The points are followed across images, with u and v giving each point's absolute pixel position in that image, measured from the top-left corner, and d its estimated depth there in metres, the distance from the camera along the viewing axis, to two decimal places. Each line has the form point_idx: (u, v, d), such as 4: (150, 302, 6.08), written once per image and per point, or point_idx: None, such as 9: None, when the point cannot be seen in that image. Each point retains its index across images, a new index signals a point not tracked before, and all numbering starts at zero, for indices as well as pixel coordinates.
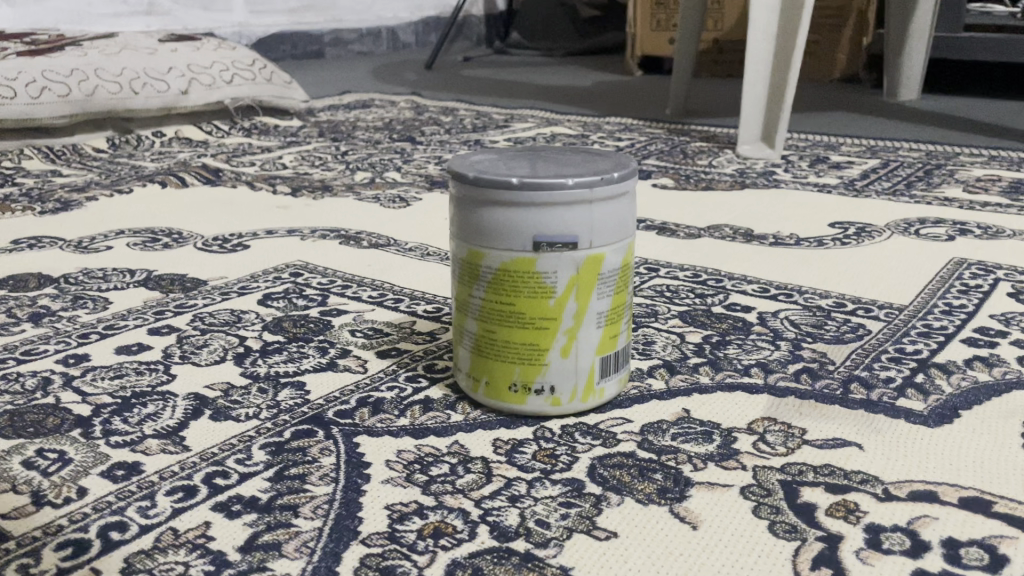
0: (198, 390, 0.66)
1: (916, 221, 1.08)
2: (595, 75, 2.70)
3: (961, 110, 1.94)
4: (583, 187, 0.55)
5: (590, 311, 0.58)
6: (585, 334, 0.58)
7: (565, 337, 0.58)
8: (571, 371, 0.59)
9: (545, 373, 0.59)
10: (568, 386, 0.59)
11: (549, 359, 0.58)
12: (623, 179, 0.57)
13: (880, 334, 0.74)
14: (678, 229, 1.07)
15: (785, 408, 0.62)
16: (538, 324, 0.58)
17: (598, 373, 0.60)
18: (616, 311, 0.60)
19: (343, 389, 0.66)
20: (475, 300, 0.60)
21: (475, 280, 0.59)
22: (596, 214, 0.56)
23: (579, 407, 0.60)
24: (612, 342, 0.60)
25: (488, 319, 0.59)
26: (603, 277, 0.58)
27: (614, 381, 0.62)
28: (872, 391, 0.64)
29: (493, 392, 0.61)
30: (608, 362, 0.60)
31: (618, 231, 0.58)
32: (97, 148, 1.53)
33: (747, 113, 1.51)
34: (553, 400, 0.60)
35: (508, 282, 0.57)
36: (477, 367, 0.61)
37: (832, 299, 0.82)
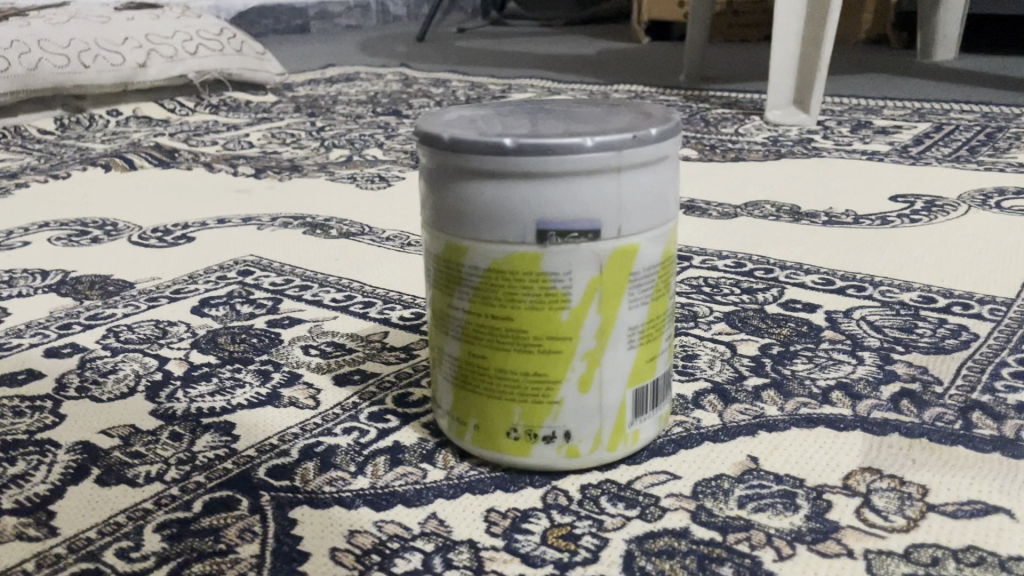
0: (90, 439, 0.49)
1: (995, 191, 0.90)
2: (600, 44, 2.51)
3: (1008, 69, 1.75)
4: (606, 149, 0.38)
5: (619, 326, 0.41)
6: (612, 358, 0.41)
7: (583, 364, 0.41)
8: (592, 412, 0.42)
9: (558, 415, 0.42)
10: (588, 431, 0.42)
11: (562, 395, 0.41)
12: (663, 138, 0.40)
13: (992, 340, 0.57)
14: (709, 207, 0.89)
15: (889, 454, 0.45)
16: (545, 346, 0.40)
17: (632, 413, 0.43)
18: (654, 328, 0.43)
19: (285, 433, 0.49)
20: (457, 313, 0.42)
21: (455, 284, 0.42)
22: (628, 188, 0.39)
23: (605, 458, 0.43)
24: (649, 368, 0.43)
25: (474, 339, 0.42)
26: (637, 277, 0.41)
27: (651, 420, 0.44)
28: (1003, 423, 0.47)
29: (483, 438, 0.43)
30: (644, 399, 0.43)
31: (657, 215, 0.41)
32: (43, 129, 1.36)
33: (776, 73, 1.33)
34: (569, 451, 0.43)
35: (503, 287, 0.40)
36: (462, 404, 0.44)
37: (917, 293, 0.65)
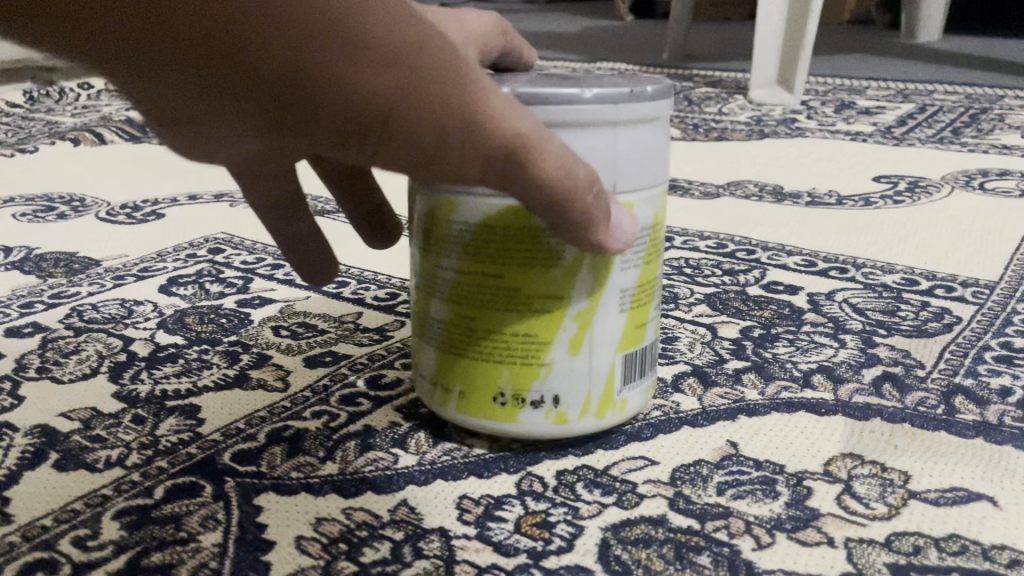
0: (49, 422, 0.47)
1: (978, 173, 0.89)
2: (583, 21, 2.48)
3: (991, 51, 1.74)
4: (604, 102, 0.36)
5: (611, 287, 0.40)
6: (603, 320, 0.40)
7: (574, 326, 0.40)
8: (583, 375, 0.40)
9: (547, 376, 0.40)
10: (578, 396, 0.41)
11: (553, 355, 0.40)
12: (659, 98, 0.39)
13: (975, 324, 0.56)
14: (692, 187, 0.88)
15: (870, 440, 0.44)
16: (536, 303, 0.39)
17: (622, 380, 0.42)
18: (645, 293, 0.41)
19: (253, 417, 0.47)
20: (445, 271, 0.41)
21: (444, 241, 0.40)
22: (623, 143, 0.38)
23: (593, 427, 0.42)
24: (639, 334, 0.42)
25: (462, 297, 0.40)
26: None
27: (638, 391, 0.43)
28: (987, 408, 0.46)
29: (468, 403, 0.42)
30: (633, 366, 0.42)
31: (650, 175, 0.39)
32: (12, 103, 1.32)
33: (760, 53, 1.32)
34: (557, 417, 0.41)
35: (494, 243, 0.39)
36: (446, 368, 0.42)
37: (899, 275, 0.64)
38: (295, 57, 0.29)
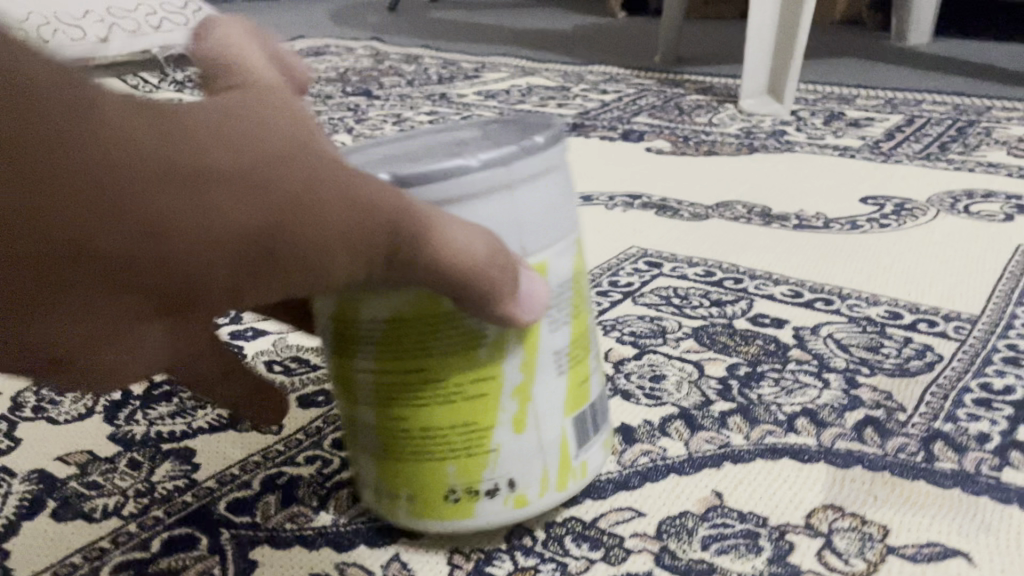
0: (46, 467, 0.48)
1: (963, 194, 0.90)
2: (574, 19, 2.48)
3: (980, 55, 1.75)
4: (494, 165, 0.36)
5: (542, 352, 0.39)
6: (541, 389, 0.39)
7: (513, 402, 0.39)
8: (535, 450, 0.40)
9: (496, 465, 0.39)
10: (534, 475, 0.40)
11: (499, 440, 0.39)
12: (547, 147, 0.38)
13: (956, 363, 0.57)
14: (681, 207, 0.89)
15: (851, 490, 0.45)
16: (473, 391, 0.38)
17: (575, 441, 0.41)
18: (581, 348, 0.41)
19: (247, 462, 0.48)
20: (364, 373, 0.39)
21: (357, 344, 0.39)
22: (522, 204, 0.37)
23: (557, 499, 0.41)
24: (584, 392, 0.42)
25: (390, 398, 0.39)
26: (553, 296, 0.39)
27: (594, 447, 0.43)
28: (965, 456, 0.47)
29: (418, 508, 0.40)
30: (584, 423, 0.42)
31: (556, 219, 0.39)
32: None
33: (750, 63, 1.33)
34: (516, 500, 0.40)
35: (414, 337, 0.37)
36: (392, 475, 0.40)
37: (884, 308, 0.65)
38: (252, 219, 0.26)
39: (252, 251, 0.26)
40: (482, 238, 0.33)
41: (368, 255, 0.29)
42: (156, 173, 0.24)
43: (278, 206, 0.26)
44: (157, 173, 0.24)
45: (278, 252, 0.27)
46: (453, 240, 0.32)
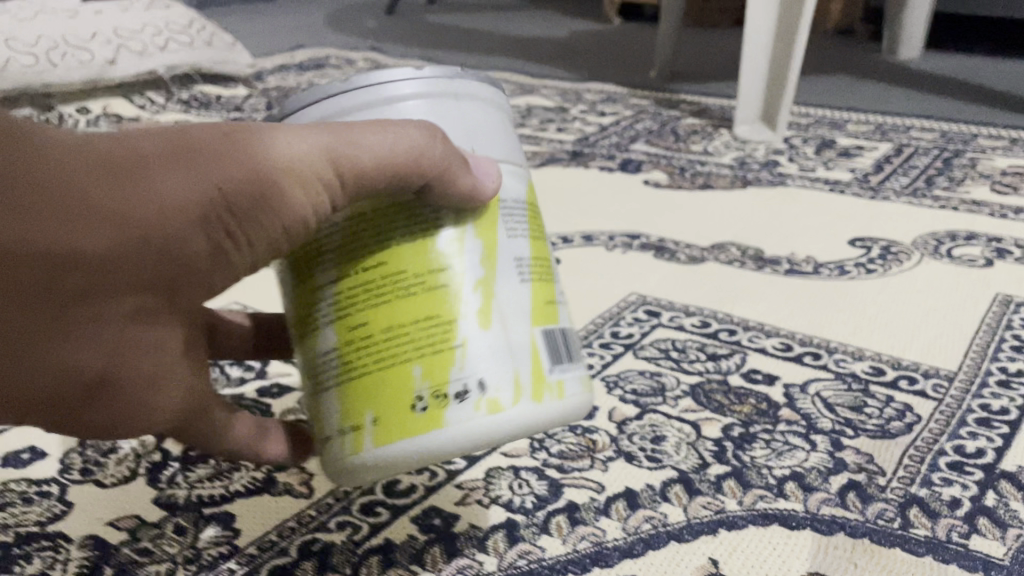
0: (99, 533, 0.52)
1: (946, 236, 0.95)
2: (571, 25, 2.51)
3: (968, 73, 1.79)
4: (438, 76, 0.44)
5: (501, 255, 0.43)
6: (503, 289, 0.43)
7: (476, 294, 0.42)
8: (502, 349, 0.42)
9: (462, 361, 0.41)
10: (503, 378, 0.42)
11: (463, 333, 0.41)
12: (489, 85, 0.46)
13: (932, 423, 0.62)
14: (679, 250, 0.93)
15: (834, 557, 0.50)
16: (431, 282, 0.42)
17: (548, 358, 0.44)
18: (543, 275, 0.45)
19: (283, 528, 0.53)
20: (325, 289, 0.43)
21: (319, 261, 0.43)
22: (466, 113, 0.44)
23: (532, 410, 0.42)
24: (551, 312, 0.45)
25: (355, 304, 0.42)
26: (508, 207, 0.45)
27: (570, 375, 0.45)
28: (938, 522, 0.52)
29: (387, 430, 0.41)
30: (554, 344, 0.44)
31: (504, 143, 0.46)
32: None
33: (745, 89, 1.38)
34: (488, 406, 0.41)
35: (372, 232, 0.42)
36: (357, 396, 0.42)
37: (868, 363, 0.70)
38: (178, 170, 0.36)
39: (208, 206, 0.36)
40: (415, 127, 0.40)
41: (316, 187, 0.39)
42: (100, 169, 0.35)
43: (208, 167, 0.37)
44: (100, 170, 0.35)
45: (230, 202, 0.37)
46: (375, 145, 0.39)
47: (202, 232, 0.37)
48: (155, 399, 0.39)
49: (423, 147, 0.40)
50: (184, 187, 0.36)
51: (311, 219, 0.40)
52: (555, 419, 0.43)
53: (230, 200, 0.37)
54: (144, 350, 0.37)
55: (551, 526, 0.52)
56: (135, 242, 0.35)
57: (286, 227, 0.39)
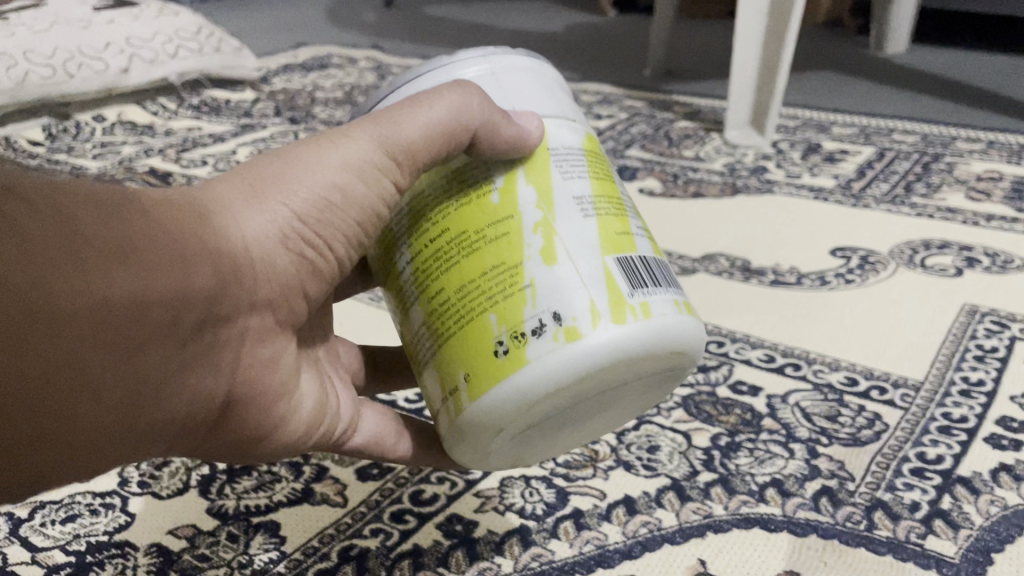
0: (161, 540, 0.59)
1: (921, 245, 1.02)
2: (566, 18, 2.55)
3: (952, 69, 1.85)
4: (474, 56, 0.52)
5: (557, 197, 0.48)
6: (565, 227, 0.47)
7: (538, 236, 0.47)
8: (572, 282, 0.46)
9: (534, 300, 0.45)
10: (579, 308, 0.45)
11: (530, 274, 0.46)
12: (529, 58, 0.54)
13: (898, 432, 0.69)
14: (671, 261, 1.00)
15: (807, 557, 0.57)
16: (494, 234, 0.47)
17: (624, 281, 0.47)
18: (609, 207, 0.50)
19: (323, 534, 0.60)
20: (407, 269, 0.50)
21: (400, 248, 0.51)
22: (503, 79, 0.52)
23: (616, 331, 0.45)
24: (620, 242, 0.48)
25: (436, 269, 0.48)
26: (558, 153, 0.50)
27: (649, 294, 0.47)
28: (898, 524, 0.59)
29: (479, 381, 0.46)
30: (629, 268, 0.48)
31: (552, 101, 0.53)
32: (33, 140, 1.38)
33: (736, 95, 1.44)
34: (567, 334, 0.45)
35: (439, 205, 0.49)
36: (451, 358, 0.47)
37: (843, 374, 0.77)
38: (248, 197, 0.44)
39: (288, 221, 0.44)
40: (447, 95, 0.47)
41: (373, 175, 0.46)
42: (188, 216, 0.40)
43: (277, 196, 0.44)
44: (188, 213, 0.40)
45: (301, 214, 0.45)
46: (417, 126, 0.47)
47: (285, 243, 0.44)
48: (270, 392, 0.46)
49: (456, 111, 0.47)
50: (264, 206, 0.44)
51: (374, 207, 0.47)
52: (646, 336, 0.46)
53: (303, 210, 0.45)
54: (255, 355, 0.44)
55: (559, 530, 0.60)
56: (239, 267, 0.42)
57: (356, 218, 0.47)
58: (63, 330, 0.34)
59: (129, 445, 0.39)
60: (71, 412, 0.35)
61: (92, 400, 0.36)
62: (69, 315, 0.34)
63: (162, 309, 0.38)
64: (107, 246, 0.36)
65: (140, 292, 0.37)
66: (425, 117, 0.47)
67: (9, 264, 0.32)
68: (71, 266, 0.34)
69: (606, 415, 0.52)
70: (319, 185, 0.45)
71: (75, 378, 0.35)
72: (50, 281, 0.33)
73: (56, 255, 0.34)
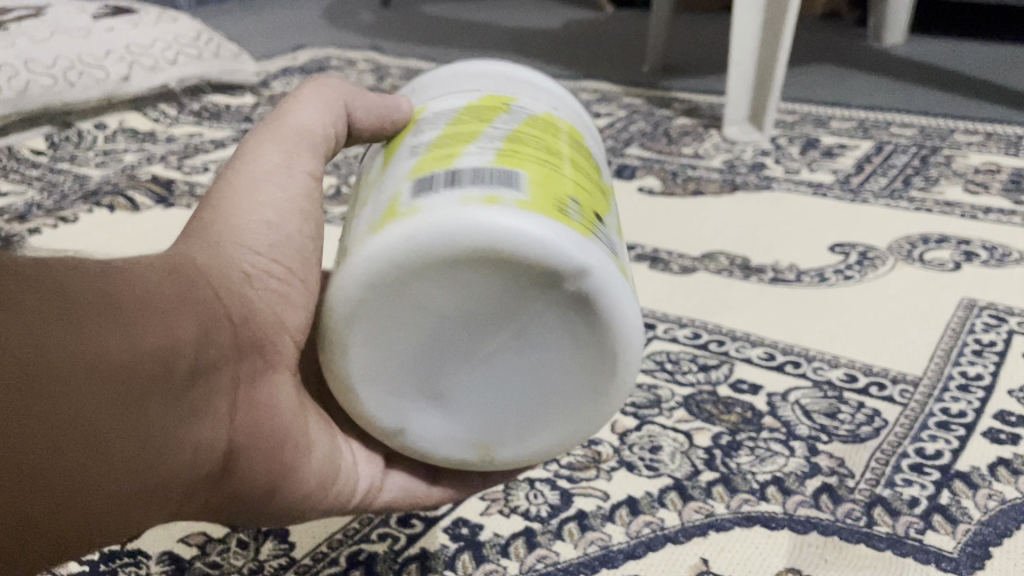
0: (172, 548, 0.60)
1: (920, 239, 1.02)
2: (564, 14, 2.56)
3: (951, 60, 1.86)
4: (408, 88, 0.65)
5: (402, 154, 0.53)
6: (393, 175, 0.51)
7: (375, 191, 0.51)
8: (375, 214, 0.48)
9: (351, 240, 0.49)
10: (366, 234, 0.47)
11: (357, 222, 0.51)
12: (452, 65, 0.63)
13: (897, 428, 0.70)
14: (672, 260, 1.00)
15: (808, 554, 0.58)
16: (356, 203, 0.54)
17: (409, 194, 0.47)
18: (444, 146, 0.50)
19: (331, 539, 0.61)
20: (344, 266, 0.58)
21: None
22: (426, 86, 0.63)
23: (385, 236, 0.45)
24: (439, 165, 0.48)
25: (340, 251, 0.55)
26: (424, 123, 0.55)
27: (439, 196, 0.46)
28: (898, 520, 0.60)
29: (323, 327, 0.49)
30: (424, 182, 0.47)
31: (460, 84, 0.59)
32: (35, 150, 1.39)
33: (734, 91, 1.44)
34: (352, 256, 0.47)
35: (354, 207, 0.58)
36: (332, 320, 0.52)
37: (842, 370, 0.78)
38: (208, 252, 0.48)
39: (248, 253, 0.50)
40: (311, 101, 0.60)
41: (289, 174, 0.55)
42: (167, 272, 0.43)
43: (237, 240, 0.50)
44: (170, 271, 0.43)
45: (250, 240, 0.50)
46: (303, 123, 0.58)
47: (253, 276, 0.49)
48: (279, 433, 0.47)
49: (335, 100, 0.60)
50: (220, 245, 0.49)
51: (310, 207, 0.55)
52: (410, 234, 0.44)
53: (257, 243, 0.50)
54: (253, 397, 0.46)
55: (564, 532, 0.61)
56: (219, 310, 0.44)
57: (297, 222, 0.53)
58: (66, 386, 0.34)
59: (147, 505, 0.38)
60: (84, 472, 0.35)
61: (101, 459, 0.35)
62: (71, 371, 0.34)
63: (158, 360, 0.38)
64: (101, 301, 0.37)
65: (139, 345, 0.37)
66: (313, 113, 0.59)
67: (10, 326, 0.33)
68: (67, 327, 0.35)
69: (518, 374, 0.47)
70: (256, 202, 0.52)
71: (83, 437, 0.35)
72: (46, 339, 0.34)
73: (52, 315, 0.35)
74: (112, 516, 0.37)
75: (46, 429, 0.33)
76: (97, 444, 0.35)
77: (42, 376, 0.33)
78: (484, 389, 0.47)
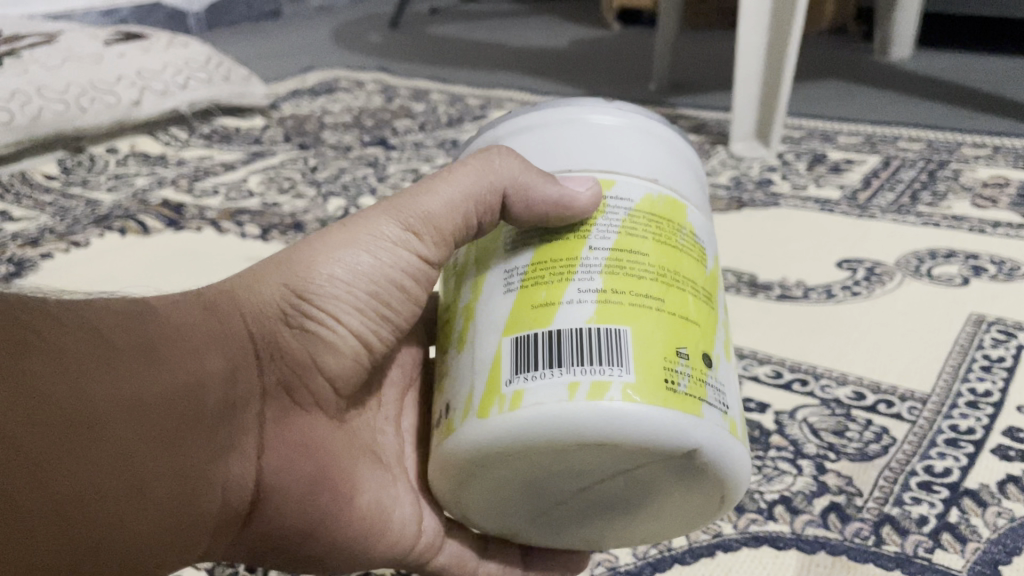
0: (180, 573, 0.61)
1: (927, 255, 1.02)
2: (571, 33, 2.58)
3: (958, 73, 1.86)
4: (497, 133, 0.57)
5: (492, 281, 0.50)
6: (484, 311, 0.49)
7: (464, 322, 0.50)
8: (469, 368, 0.47)
9: (446, 388, 0.49)
10: (462, 399, 0.47)
11: (451, 361, 0.50)
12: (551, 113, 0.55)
13: (906, 445, 0.70)
14: None
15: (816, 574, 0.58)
16: (449, 321, 0.52)
17: (509, 365, 0.45)
18: (540, 277, 0.48)
19: None
20: None
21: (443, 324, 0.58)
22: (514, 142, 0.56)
23: (480, 422, 0.44)
24: (536, 321, 0.46)
25: (437, 339, 0.54)
26: (513, 238, 0.51)
27: (538, 378, 0.44)
28: (906, 538, 0.60)
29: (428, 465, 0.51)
30: (522, 348, 0.45)
31: (539, 159, 0.54)
32: (48, 175, 1.40)
33: (740, 108, 1.44)
34: (450, 425, 0.47)
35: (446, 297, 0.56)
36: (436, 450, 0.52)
37: (850, 388, 0.77)
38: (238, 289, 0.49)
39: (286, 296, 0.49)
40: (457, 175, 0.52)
41: (389, 248, 0.51)
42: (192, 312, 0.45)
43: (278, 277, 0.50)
44: (196, 311, 0.46)
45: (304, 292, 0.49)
46: (436, 201, 0.51)
47: (287, 315, 0.49)
48: (314, 474, 0.50)
49: (483, 185, 0.51)
50: (268, 284, 0.49)
51: (395, 278, 0.52)
52: (513, 428, 0.43)
53: (302, 286, 0.49)
54: (281, 438, 0.49)
55: None
56: (248, 349, 0.48)
57: (371, 290, 0.51)
58: (103, 431, 0.37)
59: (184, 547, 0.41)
60: (123, 518, 0.37)
61: (141, 499, 0.38)
62: (110, 416, 0.37)
63: (183, 399, 0.41)
64: (131, 346, 0.40)
65: (166, 386, 0.40)
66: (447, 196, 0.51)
67: (53, 379, 0.35)
68: (105, 376, 0.37)
69: (628, 503, 0.48)
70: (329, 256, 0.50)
71: (126, 481, 0.37)
72: (84, 389, 0.36)
73: (87, 364, 0.37)
74: (153, 560, 0.39)
75: (94, 479, 0.36)
76: (137, 484, 0.37)
77: (82, 426, 0.36)
78: (593, 510, 0.49)
